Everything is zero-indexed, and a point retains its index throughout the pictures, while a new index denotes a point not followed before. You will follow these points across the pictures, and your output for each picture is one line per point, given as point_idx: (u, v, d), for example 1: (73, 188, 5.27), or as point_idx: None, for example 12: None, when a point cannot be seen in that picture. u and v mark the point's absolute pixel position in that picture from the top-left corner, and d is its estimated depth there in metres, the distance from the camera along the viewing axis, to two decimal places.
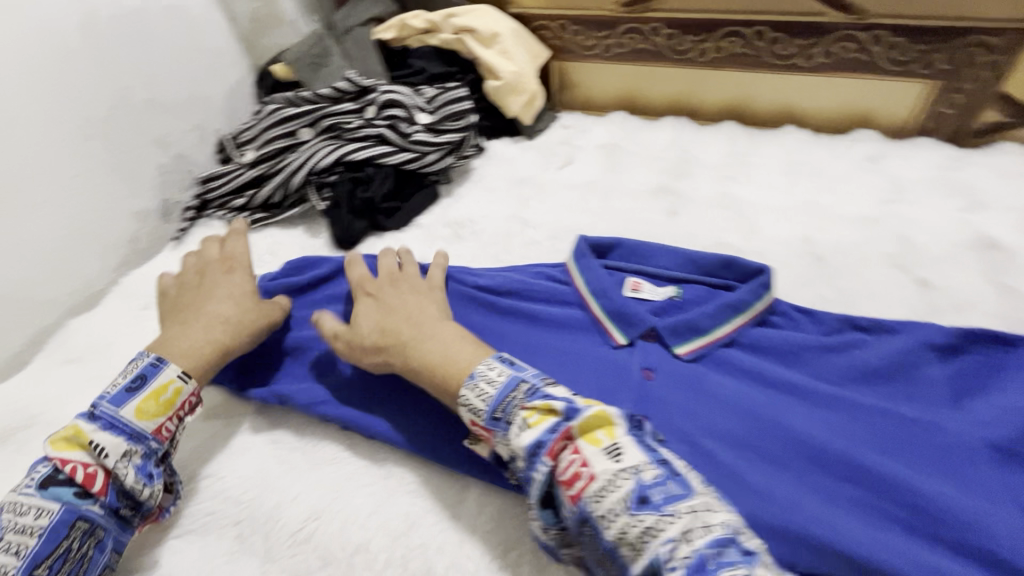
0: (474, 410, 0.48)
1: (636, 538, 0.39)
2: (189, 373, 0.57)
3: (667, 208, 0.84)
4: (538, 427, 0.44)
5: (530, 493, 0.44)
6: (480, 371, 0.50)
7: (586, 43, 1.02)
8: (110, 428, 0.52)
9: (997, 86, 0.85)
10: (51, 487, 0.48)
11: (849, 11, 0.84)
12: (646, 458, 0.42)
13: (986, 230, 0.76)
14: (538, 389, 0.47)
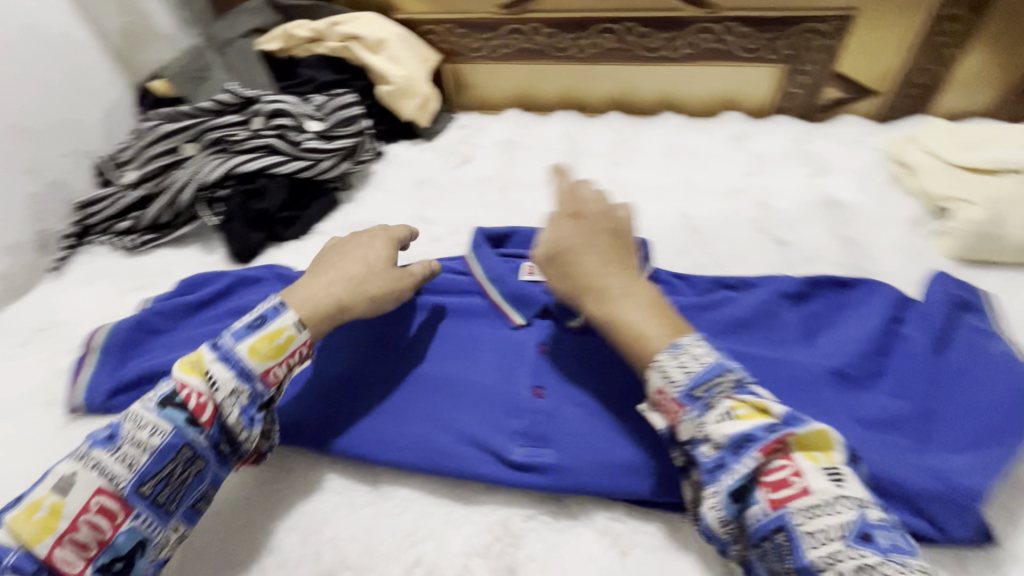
0: (668, 377, 0.48)
1: (847, 569, 0.40)
2: (305, 324, 0.57)
3: (559, 196, 0.90)
4: (748, 421, 0.45)
5: (716, 479, 0.45)
6: (682, 343, 0.50)
7: (473, 45, 1.06)
8: (225, 362, 0.53)
9: (834, 66, 0.96)
10: (168, 409, 0.50)
11: (702, 5, 0.93)
12: (869, 499, 0.43)
13: (834, 192, 0.86)
14: (744, 383, 0.48)
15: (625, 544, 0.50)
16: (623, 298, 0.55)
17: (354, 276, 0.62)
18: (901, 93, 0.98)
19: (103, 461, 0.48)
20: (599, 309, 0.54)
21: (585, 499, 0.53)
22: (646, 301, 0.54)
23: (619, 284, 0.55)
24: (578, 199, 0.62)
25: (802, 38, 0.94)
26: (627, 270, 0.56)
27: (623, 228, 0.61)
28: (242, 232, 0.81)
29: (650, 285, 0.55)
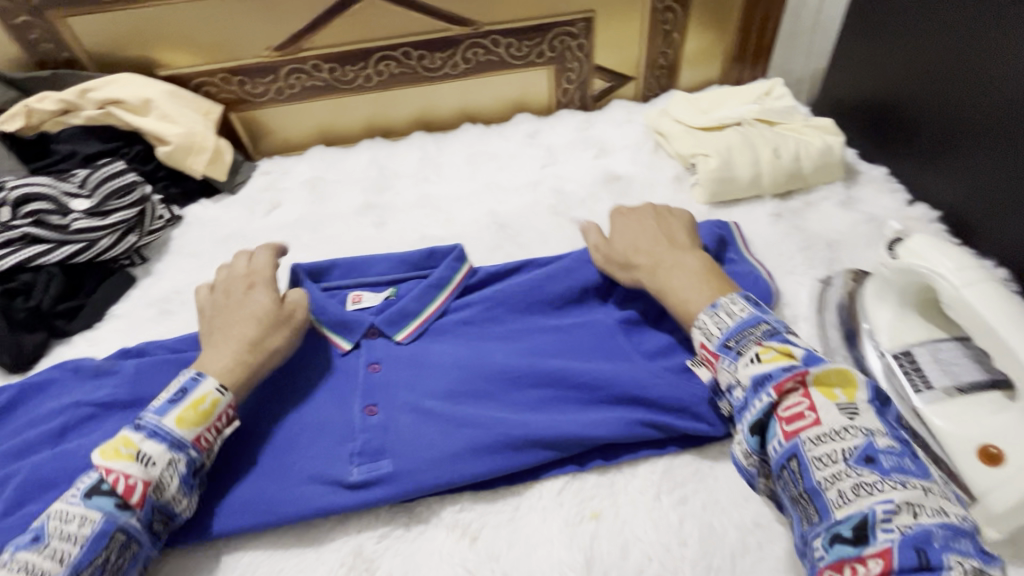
0: (707, 334, 0.55)
1: (852, 490, 0.42)
2: (227, 386, 0.57)
3: (374, 221, 0.92)
4: (769, 362, 0.49)
5: (742, 416, 0.49)
6: (722, 304, 0.56)
7: (256, 91, 1.04)
8: (154, 437, 0.52)
9: (593, 61, 1.10)
10: (96, 496, 0.49)
11: (465, 24, 1.01)
12: (882, 430, 0.45)
13: (613, 168, 0.98)
14: (777, 333, 0.52)
15: (475, 530, 0.54)
16: (658, 274, 0.63)
17: (249, 329, 0.61)
18: (650, 75, 1.15)
19: (32, 559, 0.46)
20: (656, 281, 0.63)
21: (433, 501, 0.56)
22: (690, 271, 0.62)
23: (663, 262, 0.64)
24: (649, 205, 0.73)
25: (559, 40, 1.06)
26: (677, 250, 0.65)
27: (667, 215, 0.71)
28: (9, 338, 0.72)
29: (679, 262, 0.63)
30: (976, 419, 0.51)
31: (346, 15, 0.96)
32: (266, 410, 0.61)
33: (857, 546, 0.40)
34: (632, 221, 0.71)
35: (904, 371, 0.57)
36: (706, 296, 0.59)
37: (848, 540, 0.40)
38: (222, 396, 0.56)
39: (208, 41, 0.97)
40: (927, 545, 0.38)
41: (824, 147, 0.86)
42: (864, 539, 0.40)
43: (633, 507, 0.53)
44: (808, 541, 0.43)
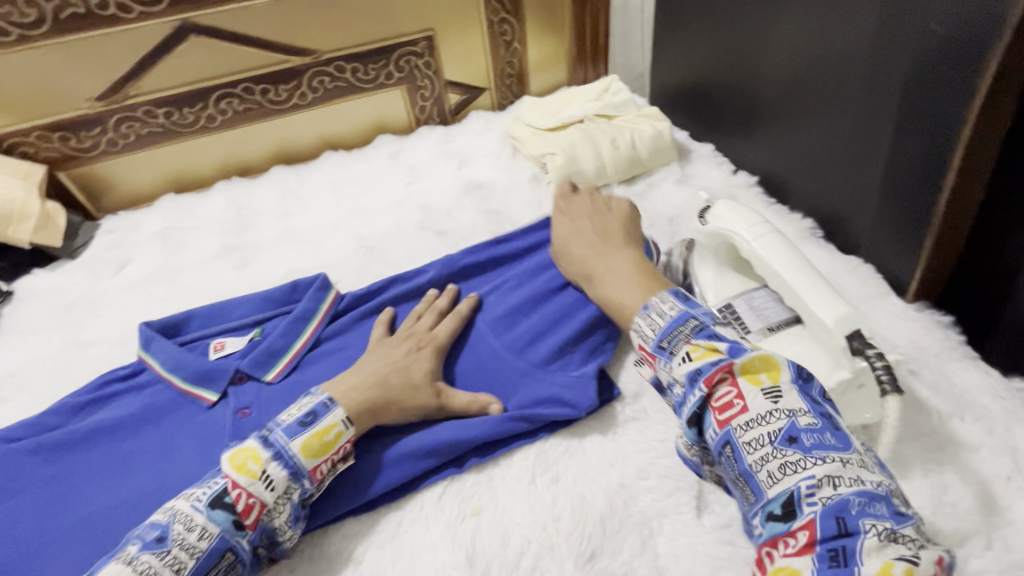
0: (643, 335, 0.52)
1: (778, 470, 0.41)
2: (353, 420, 0.55)
3: (235, 263, 0.88)
4: (700, 359, 0.46)
5: (680, 413, 0.47)
6: (653, 304, 0.53)
7: (84, 145, 0.96)
8: (278, 459, 0.50)
9: (443, 77, 1.13)
10: (218, 508, 0.47)
11: (305, 54, 1.00)
12: (805, 407, 0.43)
13: (475, 176, 1.01)
14: (706, 328, 0.49)
15: (359, 554, 0.53)
16: (596, 276, 0.64)
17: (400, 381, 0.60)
18: (502, 84, 1.19)
19: (153, 564, 0.44)
20: (596, 283, 0.63)
21: (315, 536, 0.55)
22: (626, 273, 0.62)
23: (597, 269, 0.64)
24: (589, 200, 0.74)
25: (405, 60, 1.08)
26: (610, 252, 0.65)
27: (609, 211, 0.71)
28: None
29: (614, 263, 0.64)
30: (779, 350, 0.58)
31: (170, 56, 0.93)
32: (124, 485, 0.60)
33: (788, 523, 0.39)
34: (569, 218, 0.72)
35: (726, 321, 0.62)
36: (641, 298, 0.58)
37: (779, 517, 0.40)
38: (346, 430, 0.55)
39: (19, 98, 0.89)
40: (845, 512, 0.38)
41: (655, 133, 0.95)
42: (793, 514, 0.39)
43: (510, 495, 0.56)
44: (750, 520, 0.43)
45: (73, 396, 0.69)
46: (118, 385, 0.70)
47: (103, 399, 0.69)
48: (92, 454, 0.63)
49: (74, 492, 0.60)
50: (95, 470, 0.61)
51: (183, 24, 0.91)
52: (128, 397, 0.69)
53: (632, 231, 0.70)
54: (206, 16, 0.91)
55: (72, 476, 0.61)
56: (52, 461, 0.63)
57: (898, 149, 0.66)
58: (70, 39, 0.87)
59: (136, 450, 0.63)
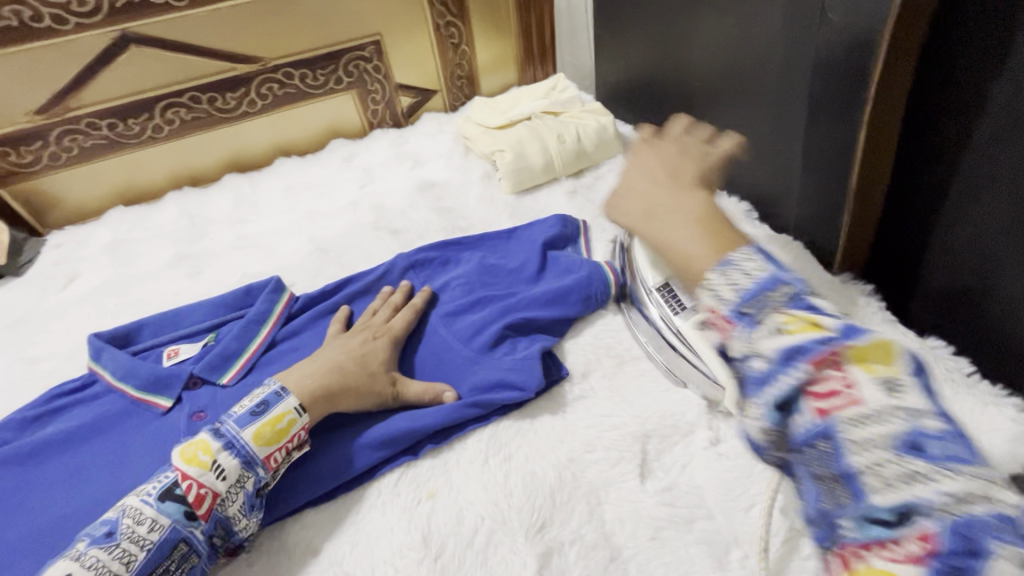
0: (718, 295, 0.37)
1: (892, 475, 0.30)
2: (306, 409, 0.57)
3: (188, 271, 0.88)
4: (799, 335, 0.33)
5: (757, 397, 0.34)
6: (735, 259, 0.38)
7: (25, 159, 0.94)
8: (229, 448, 0.52)
9: (394, 80, 1.14)
10: (167, 499, 0.49)
11: (251, 61, 1.00)
12: (928, 408, 0.31)
13: (429, 176, 1.03)
14: (801, 296, 0.35)
15: (317, 543, 0.55)
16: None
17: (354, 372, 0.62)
18: (453, 86, 1.22)
19: (101, 558, 0.45)
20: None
21: (275, 530, 0.56)
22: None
23: (663, 207, 0.50)
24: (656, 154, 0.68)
25: (353, 65, 1.09)
26: (681, 190, 0.51)
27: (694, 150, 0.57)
28: None
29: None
30: None
31: (111, 67, 0.92)
32: (74, 494, 0.59)
33: (894, 528, 0.29)
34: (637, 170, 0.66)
35: (665, 299, 0.64)
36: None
37: (883, 521, 0.29)
38: (299, 418, 0.57)
39: None
40: (971, 530, 0.27)
41: (599, 127, 0.99)
42: (900, 521, 0.29)
43: (464, 477, 0.58)
44: (827, 518, 0.32)
45: (20, 412, 0.68)
46: (68, 398, 0.69)
47: (53, 412, 0.68)
48: (42, 466, 0.63)
49: (22, 504, 0.59)
50: (45, 482, 0.61)
51: (123, 34, 0.90)
52: (77, 408, 0.68)
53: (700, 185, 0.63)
54: (146, 26, 0.91)
55: (20, 490, 0.60)
56: (1, 475, 0.62)
57: (814, 135, 0.71)
58: (5, 52, 0.86)
59: (87, 460, 0.62)
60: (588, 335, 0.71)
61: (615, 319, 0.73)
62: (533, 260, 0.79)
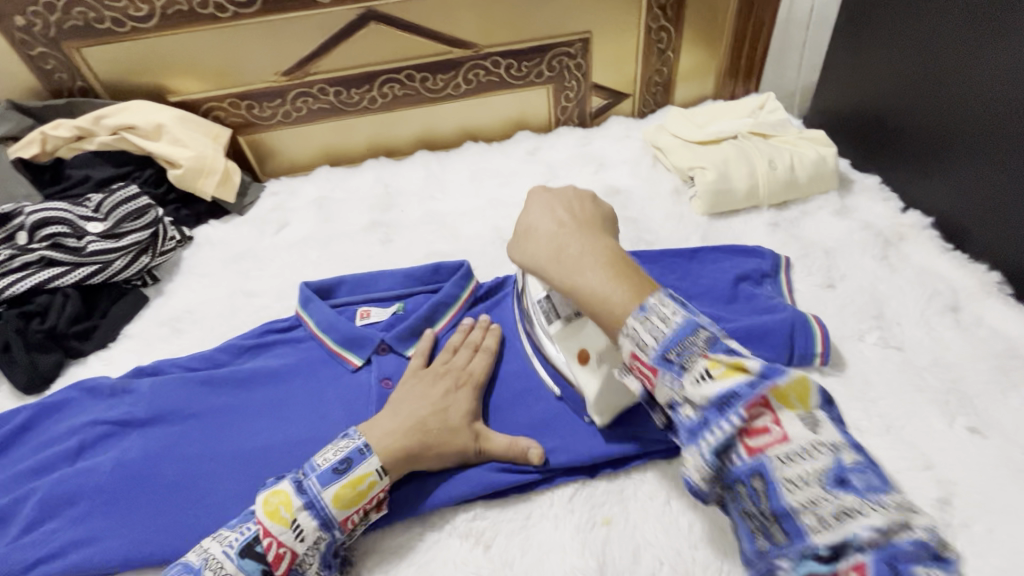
0: (639, 343, 0.42)
1: (829, 513, 0.35)
2: (388, 471, 0.55)
3: (381, 238, 0.94)
4: (725, 380, 0.39)
5: (696, 441, 0.40)
6: (651, 303, 0.43)
7: (264, 114, 1.06)
8: (310, 508, 0.52)
9: (591, 80, 1.13)
10: (247, 560, 0.49)
11: (467, 47, 1.04)
12: (844, 442, 0.38)
13: (613, 181, 1.00)
14: (719, 339, 0.42)
15: (488, 538, 0.57)
16: (552, 267, 0.50)
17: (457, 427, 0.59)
18: (648, 92, 1.17)
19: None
20: (560, 280, 0.49)
21: (448, 512, 0.60)
22: (599, 262, 0.47)
23: (573, 273, 0.48)
24: (572, 188, 0.57)
25: (557, 61, 1.09)
26: (572, 253, 0.49)
27: (574, 210, 0.54)
28: (26, 359, 0.74)
29: (589, 250, 0.49)
30: (580, 338, 0.58)
31: (350, 40, 0.99)
32: (279, 427, 0.64)
33: (833, 564, 0.34)
34: (541, 201, 0.55)
35: (537, 312, 0.61)
36: (633, 291, 0.45)
37: (822, 558, 0.35)
38: (380, 480, 0.55)
39: (218, 67, 0.99)
40: (898, 557, 0.33)
41: (817, 158, 0.89)
42: (837, 557, 0.34)
43: (642, 513, 0.58)
44: (768, 559, 0.37)
45: (238, 338, 0.76)
46: (277, 336, 0.76)
47: (264, 345, 0.75)
48: (248, 395, 0.68)
49: (233, 425, 0.65)
50: (253, 409, 0.66)
51: (367, 11, 0.96)
52: (281, 349, 0.74)
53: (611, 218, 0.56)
54: (388, 5, 0.96)
55: (233, 412, 0.66)
56: (221, 395, 0.68)
57: None
58: (270, 18, 0.95)
59: (289, 399, 0.67)
60: None
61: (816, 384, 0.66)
62: (723, 289, 0.73)
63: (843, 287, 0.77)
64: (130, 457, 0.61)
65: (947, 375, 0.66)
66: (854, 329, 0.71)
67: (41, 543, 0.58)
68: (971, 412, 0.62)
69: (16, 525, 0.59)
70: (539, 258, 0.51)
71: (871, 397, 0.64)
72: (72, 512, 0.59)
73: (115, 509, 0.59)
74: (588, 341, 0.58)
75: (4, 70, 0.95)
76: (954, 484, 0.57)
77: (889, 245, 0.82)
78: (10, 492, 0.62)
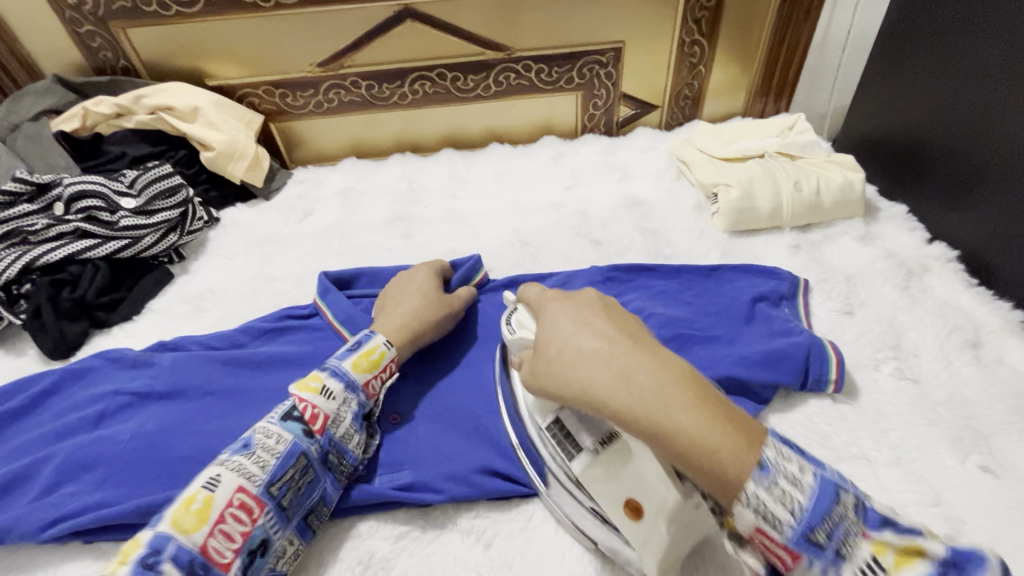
0: (771, 518, 0.35)
1: None
2: (393, 341, 0.65)
3: (402, 232, 0.95)
4: (903, 574, 0.33)
5: None
6: (773, 461, 0.36)
7: (297, 103, 1.08)
8: (335, 376, 0.59)
9: (620, 90, 1.13)
10: (290, 419, 0.54)
11: (500, 49, 1.05)
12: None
13: (636, 192, 1.01)
14: (868, 507, 0.36)
15: (489, 537, 0.58)
16: (621, 396, 0.41)
17: (428, 304, 0.70)
18: (676, 105, 1.17)
19: (244, 462, 0.50)
20: (634, 414, 0.40)
21: (449, 508, 0.60)
22: (680, 387, 0.40)
23: (649, 407, 0.39)
24: (594, 292, 0.51)
25: (588, 68, 1.09)
26: (643, 380, 0.41)
27: (621, 326, 0.46)
28: (55, 326, 0.77)
29: (664, 374, 0.41)
30: (616, 474, 0.50)
31: (385, 36, 1.01)
32: None
33: None
34: (567, 313, 0.49)
35: (555, 441, 0.53)
36: (730, 431, 0.38)
37: None
38: (388, 350, 0.64)
39: (256, 55, 1.01)
40: None
41: (845, 183, 0.89)
42: None
43: None
44: None
45: (258, 321, 0.77)
46: (295, 322, 0.77)
47: (282, 331, 0.76)
48: (264, 379, 0.69)
49: (248, 407, 0.66)
50: (267, 393, 0.68)
51: (405, 9, 0.98)
52: (300, 335, 0.75)
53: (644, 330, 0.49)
54: (426, 4, 0.97)
55: (248, 394, 0.67)
56: (238, 375, 0.69)
57: None
58: (309, 10, 0.96)
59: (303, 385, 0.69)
60: (797, 412, 0.65)
61: (828, 411, 0.65)
62: (739, 308, 0.72)
63: (862, 315, 0.76)
64: (149, 428, 0.63)
65: (963, 413, 0.65)
66: (870, 358, 0.71)
67: (58, 506, 0.60)
68: (984, 451, 0.62)
69: (35, 486, 0.61)
70: (601, 389, 0.42)
71: (883, 428, 0.64)
72: (89, 479, 0.61)
73: (130, 479, 0.60)
74: (625, 488, 0.49)
75: (52, 45, 0.98)
76: (963, 522, 0.56)
77: (912, 276, 0.81)
78: (31, 454, 0.64)
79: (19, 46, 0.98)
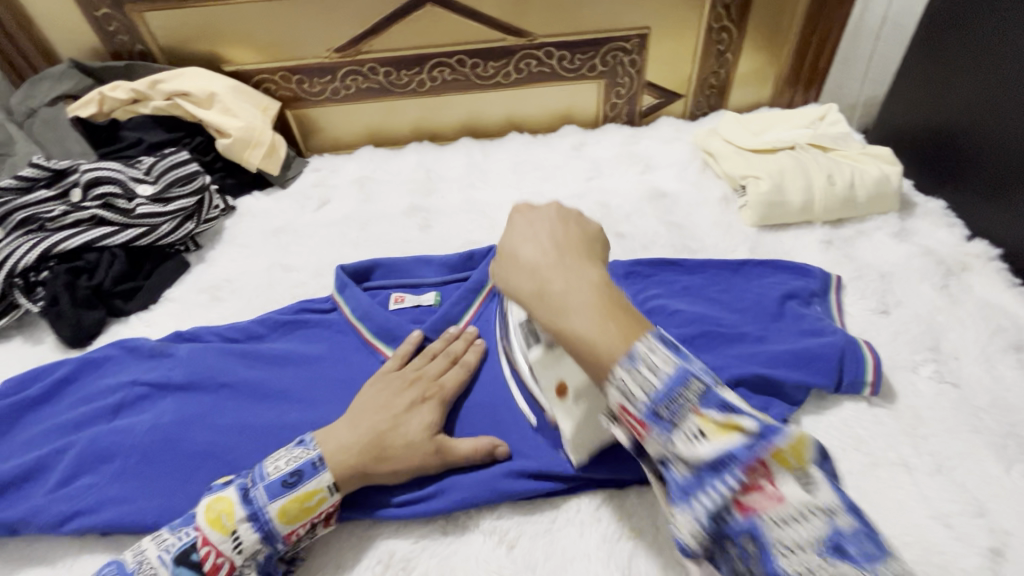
0: (628, 395, 0.39)
1: None
2: (338, 488, 0.54)
3: (420, 223, 0.93)
4: (722, 441, 0.37)
5: (689, 502, 0.37)
6: (640, 351, 0.39)
7: (314, 90, 1.06)
8: (253, 520, 0.51)
9: (644, 78, 1.09)
10: (181, 568, 0.49)
11: (521, 35, 1.01)
12: (840, 505, 0.36)
13: (659, 184, 0.98)
14: (712, 392, 0.38)
15: (512, 538, 0.57)
16: (535, 303, 0.43)
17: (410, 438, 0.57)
18: (701, 94, 1.13)
19: None
20: (543, 318, 0.43)
21: (472, 509, 0.59)
22: (590, 300, 0.41)
23: (554, 308, 0.42)
24: (556, 205, 0.50)
25: (612, 55, 1.06)
26: (558, 288, 0.42)
27: (558, 237, 0.46)
28: (73, 314, 0.76)
29: (577, 284, 0.42)
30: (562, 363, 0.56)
31: (404, 21, 0.98)
32: (306, 408, 0.64)
33: None
34: (521, 220, 0.49)
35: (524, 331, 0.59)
36: (623, 337, 0.39)
37: None
38: (329, 496, 0.54)
39: (273, 40, 0.99)
40: None
41: (880, 177, 0.85)
42: None
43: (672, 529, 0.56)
44: None
45: (275, 313, 0.76)
46: (311, 315, 0.75)
47: (299, 323, 0.74)
48: (279, 373, 0.68)
49: (263, 403, 0.65)
50: (283, 389, 0.66)
51: None
52: (318, 329, 0.73)
53: (599, 238, 0.49)
54: None
55: (264, 388, 0.66)
56: (252, 368, 0.68)
57: None
58: None
59: (319, 380, 0.67)
60: (831, 415, 0.63)
61: (862, 414, 0.63)
62: (769, 306, 0.70)
63: (898, 314, 0.73)
64: (165, 421, 0.62)
65: (1006, 418, 0.62)
66: (908, 360, 0.68)
67: (75, 499, 0.59)
68: None
69: (54, 477, 0.61)
70: (520, 292, 0.44)
71: (921, 433, 0.61)
72: (105, 472, 0.60)
73: (146, 474, 0.60)
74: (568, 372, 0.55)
75: (70, 29, 0.97)
76: (1008, 534, 0.54)
77: (951, 274, 0.78)
78: (49, 444, 0.64)
79: (35, 29, 0.96)
